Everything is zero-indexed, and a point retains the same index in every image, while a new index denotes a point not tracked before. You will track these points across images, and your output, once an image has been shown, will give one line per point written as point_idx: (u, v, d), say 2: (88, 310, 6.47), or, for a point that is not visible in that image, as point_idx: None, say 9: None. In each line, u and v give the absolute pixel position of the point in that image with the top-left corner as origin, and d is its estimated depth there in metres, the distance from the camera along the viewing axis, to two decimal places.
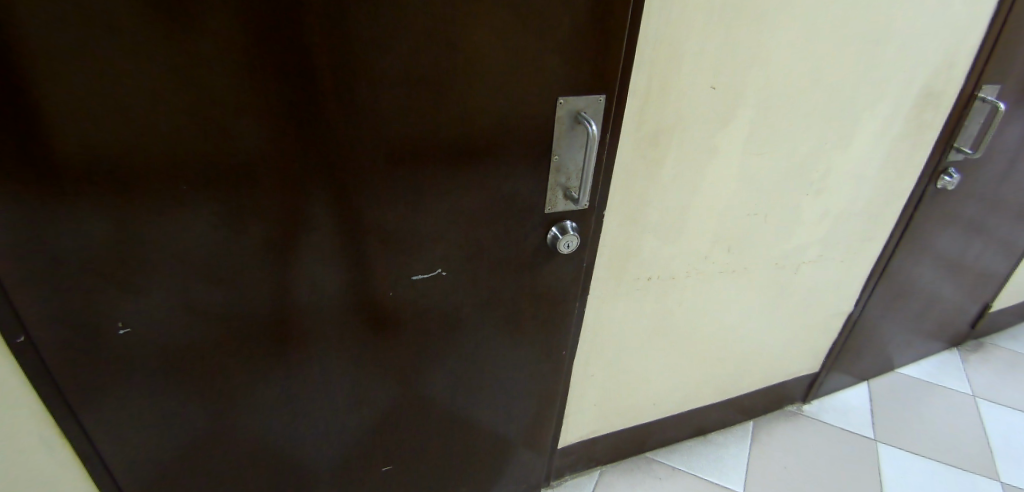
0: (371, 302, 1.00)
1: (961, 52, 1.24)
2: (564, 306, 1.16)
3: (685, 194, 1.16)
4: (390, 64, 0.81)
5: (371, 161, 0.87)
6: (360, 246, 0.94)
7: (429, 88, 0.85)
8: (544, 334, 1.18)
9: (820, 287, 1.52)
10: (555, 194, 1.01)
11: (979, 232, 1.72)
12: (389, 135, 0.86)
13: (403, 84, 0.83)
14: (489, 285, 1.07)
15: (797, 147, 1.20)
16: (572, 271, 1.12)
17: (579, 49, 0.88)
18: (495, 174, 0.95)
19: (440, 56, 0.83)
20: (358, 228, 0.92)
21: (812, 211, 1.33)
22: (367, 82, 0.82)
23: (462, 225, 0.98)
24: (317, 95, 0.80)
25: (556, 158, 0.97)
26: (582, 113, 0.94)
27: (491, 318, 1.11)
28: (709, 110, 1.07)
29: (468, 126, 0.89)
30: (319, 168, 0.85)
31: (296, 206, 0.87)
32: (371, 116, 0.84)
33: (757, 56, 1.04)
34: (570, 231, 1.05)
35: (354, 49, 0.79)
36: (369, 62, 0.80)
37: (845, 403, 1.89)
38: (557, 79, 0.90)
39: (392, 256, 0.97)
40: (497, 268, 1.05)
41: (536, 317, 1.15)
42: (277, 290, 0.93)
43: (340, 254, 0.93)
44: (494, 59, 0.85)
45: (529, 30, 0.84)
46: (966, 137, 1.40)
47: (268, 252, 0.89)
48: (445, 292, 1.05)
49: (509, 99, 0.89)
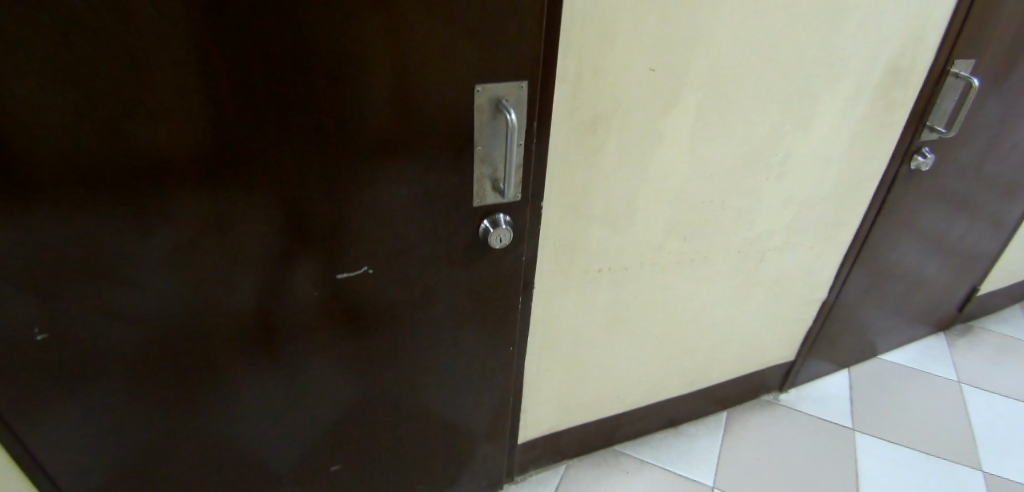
0: (297, 303, 0.96)
1: (928, 27, 1.18)
2: (506, 302, 1.12)
3: (633, 185, 1.10)
4: (288, 58, 0.76)
5: (282, 158, 0.82)
6: (277, 248, 0.90)
7: (338, 79, 0.79)
8: (490, 331, 1.15)
9: (790, 273, 1.46)
10: (482, 186, 0.95)
11: (961, 213, 1.66)
12: (299, 129, 0.81)
13: (309, 73, 0.78)
14: (424, 281, 1.03)
15: (755, 130, 1.13)
16: (509, 266, 1.06)
17: (496, 33, 0.82)
18: (415, 167, 0.90)
19: (344, 47, 0.77)
20: (275, 228, 0.88)
21: (776, 197, 1.27)
22: (268, 77, 0.76)
23: (386, 222, 0.94)
24: (214, 89, 0.74)
25: (479, 148, 0.91)
26: (502, 101, 0.87)
27: (429, 315, 1.07)
28: (650, 93, 0.99)
29: (381, 113, 0.84)
30: (223, 166, 0.80)
31: (205, 208, 0.82)
32: (275, 113, 0.79)
33: (704, 37, 0.97)
34: (502, 224, 0.99)
35: (248, 37, 0.73)
36: (268, 56, 0.75)
37: (822, 392, 1.85)
38: (474, 66, 0.84)
39: (314, 255, 0.93)
40: (430, 264, 1.01)
41: (479, 314, 1.11)
42: (194, 296, 0.88)
43: (257, 256, 0.89)
44: (403, 47, 0.79)
45: (439, 13, 0.78)
46: (939, 116, 1.34)
47: (179, 258, 0.84)
48: (374, 290, 1.00)
49: (421, 88, 0.83)
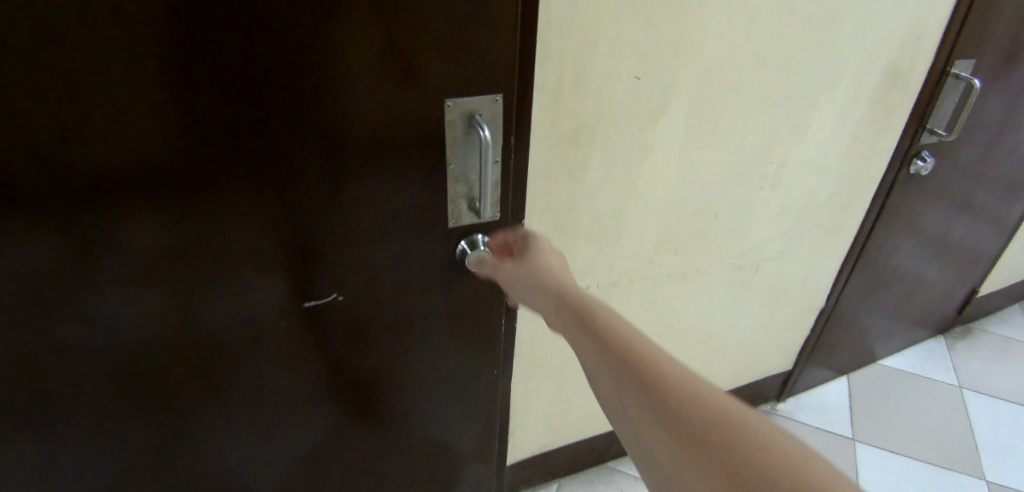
0: (250, 345, 0.81)
1: (927, 27, 1.13)
2: (490, 328, 1.01)
3: (619, 198, 1.04)
4: (232, 55, 0.61)
5: (233, 176, 0.67)
6: (232, 283, 0.74)
7: (297, 78, 0.65)
8: (475, 361, 1.04)
9: (786, 283, 1.40)
10: (458, 207, 0.84)
11: (960, 215, 1.61)
12: (252, 140, 0.66)
13: (261, 73, 0.63)
14: (399, 314, 0.89)
15: (748, 138, 1.08)
16: (491, 293, 0.96)
17: (471, 28, 0.70)
18: (384, 186, 0.77)
19: (301, 41, 0.63)
20: (230, 261, 0.73)
21: (770, 206, 1.21)
22: (210, 80, 0.61)
23: (356, 245, 0.80)
24: (139, 96, 0.59)
25: (453, 167, 0.80)
26: (474, 116, 0.77)
27: (406, 351, 0.95)
28: (636, 103, 0.93)
29: (350, 118, 0.70)
30: (157, 190, 0.64)
31: (141, 243, 0.66)
32: (223, 124, 0.64)
33: (692, 42, 0.91)
34: (481, 245, 0.88)
35: (176, 30, 0.58)
36: (207, 53, 0.60)
37: (821, 400, 1.80)
38: (448, 68, 0.72)
39: (276, 289, 0.78)
40: (404, 294, 0.88)
41: (463, 344, 1.00)
42: (119, 350, 0.72)
43: (206, 296, 0.74)
44: (366, 43, 0.66)
45: (406, 1, 0.65)
46: (939, 118, 1.28)
47: (103, 304, 0.68)
48: (343, 325, 0.86)
49: (390, 91, 0.70)
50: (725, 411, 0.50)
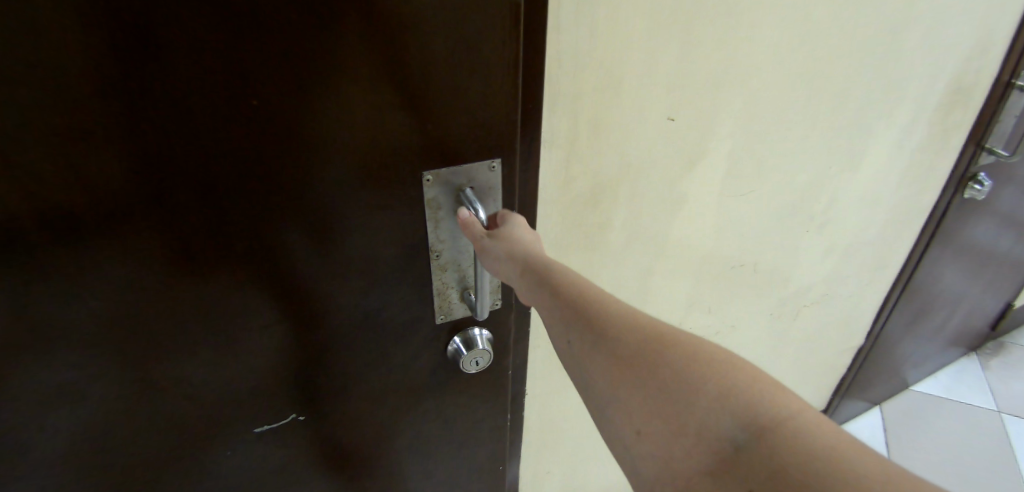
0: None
1: (997, 36, 0.94)
2: (495, 442, 0.80)
3: (647, 259, 0.85)
4: (100, 131, 0.39)
5: (145, 271, 0.46)
6: (139, 425, 0.53)
7: (235, 130, 0.43)
8: (476, 477, 0.82)
9: (825, 326, 1.23)
10: (446, 299, 0.63)
11: (1006, 233, 1.45)
12: (170, 218, 0.45)
13: (155, 146, 0.41)
14: (377, 437, 0.69)
15: (795, 178, 0.89)
16: (494, 400, 0.75)
17: (454, 78, 0.48)
18: (343, 291, 0.56)
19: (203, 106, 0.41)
20: (139, 402, 0.52)
21: (814, 250, 1.03)
22: (73, 170, 0.40)
23: (313, 360, 0.59)
24: None
25: (438, 255, 0.59)
26: (464, 191, 0.56)
27: (390, 477, 0.74)
28: (668, 148, 0.74)
29: (312, 185, 0.48)
30: (20, 300, 0.43)
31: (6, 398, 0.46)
32: (105, 226, 0.43)
33: (737, 72, 0.71)
34: (479, 342, 0.67)
35: (21, 71, 0.36)
36: (57, 132, 0.38)
37: (854, 437, 1.64)
38: (424, 133, 0.50)
39: (208, 427, 0.58)
40: (382, 416, 0.68)
41: (460, 462, 0.79)
42: None
43: (107, 451, 0.53)
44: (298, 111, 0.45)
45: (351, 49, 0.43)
46: (999, 136, 1.11)
47: None
48: (303, 454, 0.66)
49: (340, 171, 0.49)
50: (656, 327, 0.45)
